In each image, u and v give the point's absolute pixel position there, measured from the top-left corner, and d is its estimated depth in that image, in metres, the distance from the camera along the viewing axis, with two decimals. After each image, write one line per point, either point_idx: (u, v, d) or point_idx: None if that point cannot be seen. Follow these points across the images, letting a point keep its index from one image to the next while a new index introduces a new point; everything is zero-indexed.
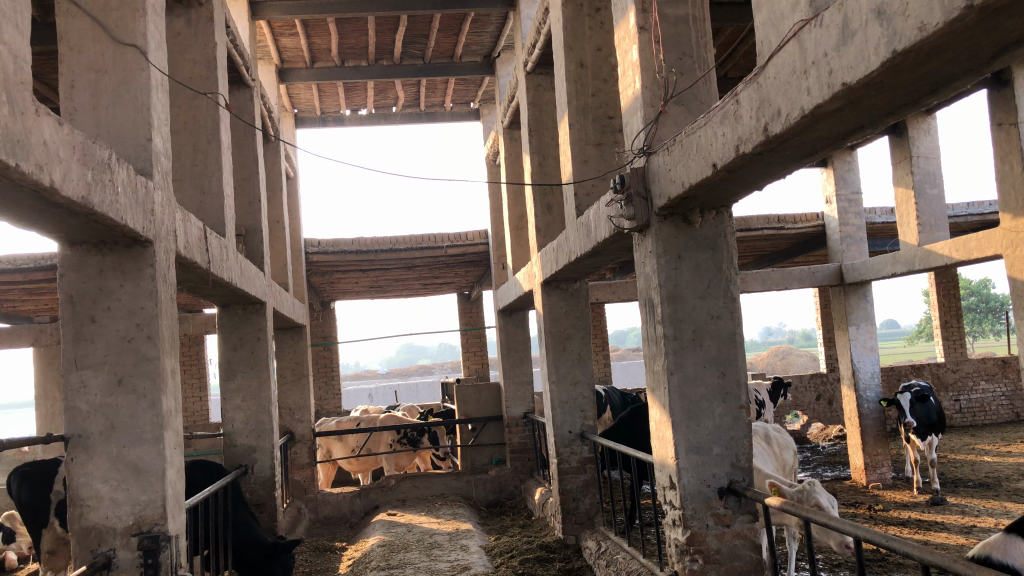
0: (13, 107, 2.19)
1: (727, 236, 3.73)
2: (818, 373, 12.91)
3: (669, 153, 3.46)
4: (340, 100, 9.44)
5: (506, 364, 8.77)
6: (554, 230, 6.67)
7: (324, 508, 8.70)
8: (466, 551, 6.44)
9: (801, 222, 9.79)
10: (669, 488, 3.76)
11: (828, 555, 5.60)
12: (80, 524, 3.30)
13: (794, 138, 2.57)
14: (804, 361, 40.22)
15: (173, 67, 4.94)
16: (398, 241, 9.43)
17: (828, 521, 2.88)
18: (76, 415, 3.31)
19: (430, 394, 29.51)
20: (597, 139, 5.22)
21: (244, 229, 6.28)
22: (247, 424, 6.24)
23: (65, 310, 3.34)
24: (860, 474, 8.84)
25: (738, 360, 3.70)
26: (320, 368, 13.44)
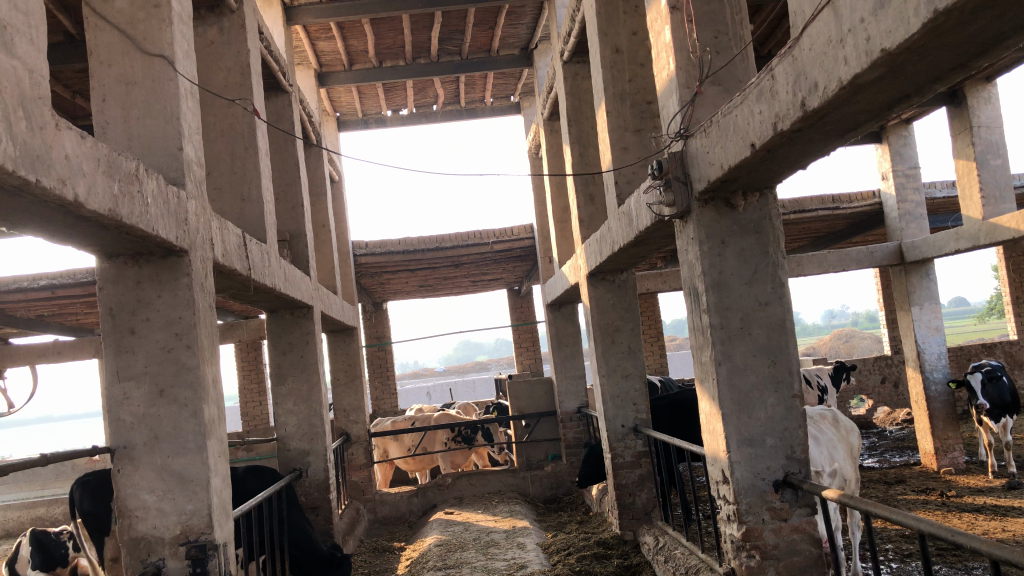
0: (31, 122, 2.18)
1: (773, 218, 3.57)
2: (882, 356, 12.52)
3: (707, 134, 3.33)
4: (380, 101, 9.45)
5: (558, 359, 8.71)
6: (598, 220, 6.55)
7: (382, 508, 8.73)
8: (522, 549, 6.37)
9: (857, 200, 9.47)
10: (722, 482, 3.63)
11: (896, 545, 5.37)
12: (129, 534, 3.33)
13: (835, 111, 2.43)
14: (869, 344, 39.16)
15: (208, 76, 4.95)
16: (444, 239, 9.40)
17: (890, 513, 2.73)
18: (121, 427, 3.34)
19: (487, 390, 29.57)
20: (636, 125, 5.08)
21: (289, 234, 6.29)
22: (300, 428, 6.27)
23: (105, 323, 3.36)
24: (930, 459, 8.52)
25: (789, 347, 3.54)
26: (375, 369, 13.52)
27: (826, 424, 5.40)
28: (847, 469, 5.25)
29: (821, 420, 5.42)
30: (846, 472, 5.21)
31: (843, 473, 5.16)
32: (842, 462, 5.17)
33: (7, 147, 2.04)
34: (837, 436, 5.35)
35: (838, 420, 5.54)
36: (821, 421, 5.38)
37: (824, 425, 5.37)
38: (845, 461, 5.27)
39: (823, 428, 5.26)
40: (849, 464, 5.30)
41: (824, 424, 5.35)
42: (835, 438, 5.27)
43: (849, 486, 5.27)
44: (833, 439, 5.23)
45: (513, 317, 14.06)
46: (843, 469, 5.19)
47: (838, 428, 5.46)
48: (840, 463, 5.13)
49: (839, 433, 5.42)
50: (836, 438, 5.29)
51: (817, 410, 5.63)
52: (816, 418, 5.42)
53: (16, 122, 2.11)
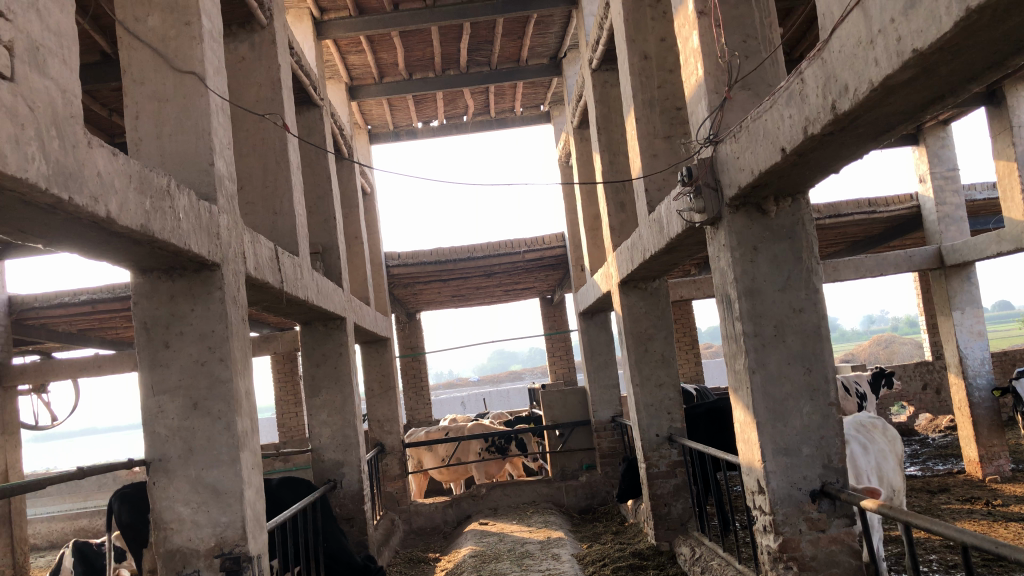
0: (63, 141, 2.22)
1: (806, 223, 3.51)
2: (923, 361, 12.30)
3: (737, 140, 3.28)
4: (411, 113, 9.50)
5: (592, 368, 8.70)
6: (629, 227, 6.51)
7: (417, 519, 8.75)
8: (557, 560, 6.33)
9: (894, 204, 9.32)
10: (758, 493, 3.56)
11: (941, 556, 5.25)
12: (165, 546, 3.36)
13: (867, 114, 2.38)
14: (910, 349, 38.46)
15: (240, 91, 5.01)
16: (475, 249, 9.41)
17: (931, 525, 2.66)
18: (156, 440, 3.37)
19: (521, 399, 29.54)
20: (666, 132, 5.05)
21: (321, 247, 6.33)
22: (334, 439, 6.29)
23: (140, 337, 3.41)
24: (975, 467, 8.30)
25: (825, 355, 3.48)
26: (409, 379, 13.57)
27: (878, 432, 5.29)
28: (896, 479, 5.14)
29: (873, 429, 5.29)
30: (895, 483, 5.11)
31: (892, 483, 5.05)
32: (892, 472, 5.06)
33: (40, 165, 2.08)
34: (889, 446, 5.23)
35: (888, 429, 5.42)
36: (873, 429, 5.26)
37: (876, 433, 5.26)
38: (895, 471, 5.16)
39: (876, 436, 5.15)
40: (899, 474, 5.19)
41: (875, 432, 5.22)
42: (887, 448, 5.16)
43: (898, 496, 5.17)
44: (885, 449, 5.12)
45: (546, 326, 14.03)
46: (892, 480, 5.08)
47: (889, 437, 5.34)
48: (889, 473, 5.02)
49: (890, 442, 5.29)
50: (888, 447, 5.18)
51: (865, 417, 5.50)
52: (867, 426, 5.29)
53: (50, 141, 2.15)
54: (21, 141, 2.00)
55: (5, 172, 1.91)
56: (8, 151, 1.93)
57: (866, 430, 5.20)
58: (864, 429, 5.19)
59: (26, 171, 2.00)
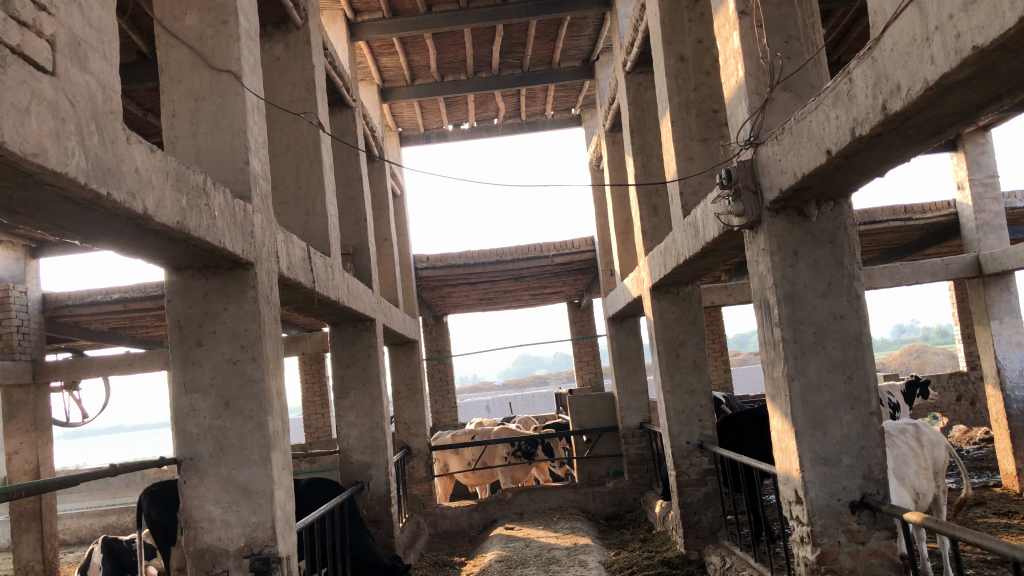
0: (103, 137, 2.21)
1: (848, 228, 3.44)
2: (958, 371, 12.17)
3: (778, 142, 3.22)
4: (442, 116, 9.50)
5: (619, 373, 8.63)
6: (662, 231, 6.45)
7: (442, 522, 8.72)
8: (585, 567, 6.26)
9: (931, 211, 9.16)
10: (795, 503, 3.48)
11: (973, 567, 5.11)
12: (195, 545, 3.34)
13: (919, 114, 2.31)
14: (942, 360, 37.88)
15: (274, 92, 5.02)
16: (504, 252, 9.38)
17: (979, 539, 2.57)
18: (187, 438, 3.37)
19: (547, 404, 29.47)
20: (702, 134, 4.99)
21: (352, 248, 6.33)
22: (362, 440, 6.28)
23: (173, 335, 3.41)
24: (1012, 480, 8.12)
25: (866, 362, 3.40)
26: (436, 382, 13.57)
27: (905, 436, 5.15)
28: (920, 484, 5.00)
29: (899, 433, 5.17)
30: (917, 487, 4.97)
31: (914, 486, 4.92)
32: (913, 475, 4.93)
33: (79, 160, 2.07)
34: (916, 450, 5.10)
35: (925, 435, 5.26)
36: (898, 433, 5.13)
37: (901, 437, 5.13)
38: (919, 476, 5.02)
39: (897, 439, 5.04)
40: (924, 479, 5.04)
41: (902, 435, 5.12)
42: (912, 452, 5.03)
43: (921, 501, 5.02)
44: (907, 452, 4.98)
45: (573, 331, 13.97)
46: (915, 484, 4.95)
47: (921, 442, 5.20)
48: (911, 476, 4.89)
49: (920, 447, 5.14)
50: (913, 451, 5.05)
51: (900, 423, 5.37)
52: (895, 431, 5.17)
53: (89, 136, 2.14)
54: (61, 135, 1.99)
55: (45, 166, 1.90)
56: (48, 145, 1.92)
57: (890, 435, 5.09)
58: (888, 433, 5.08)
59: (66, 166, 1.99)
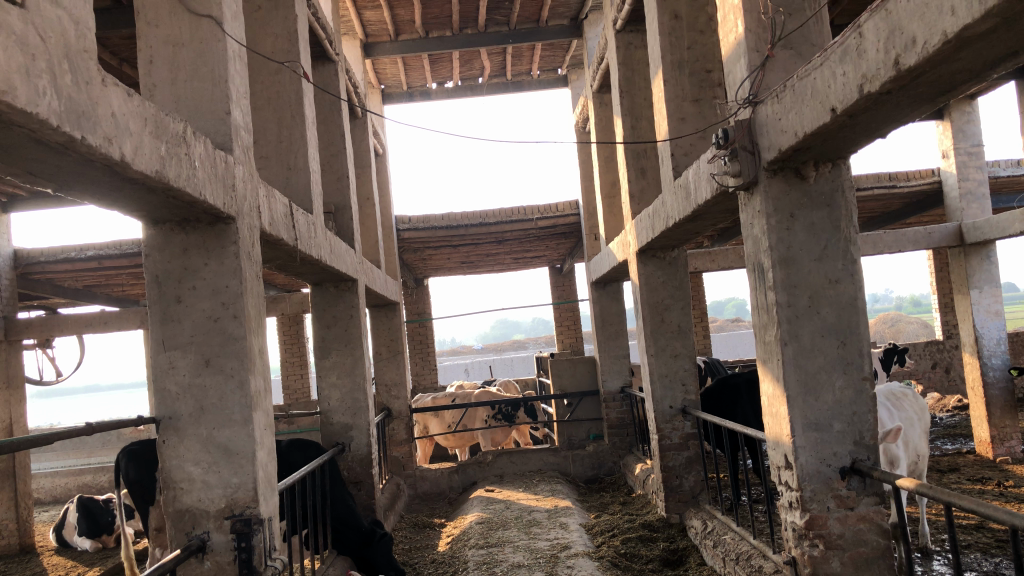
0: (76, 77, 2.08)
1: (845, 190, 3.38)
2: (934, 340, 12.31)
3: (779, 100, 3.13)
4: (425, 74, 9.31)
5: (601, 338, 8.61)
6: (650, 194, 6.38)
7: (422, 484, 8.71)
8: (566, 529, 6.26)
9: (915, 179, 9.15)
10: (784, 468, 3.46)
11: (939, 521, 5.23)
12: (174, 506, 3.27)
13: (931, 70, 2.24)
14: (916, 329, 38.39)
15: (255, 42, 4.83)
16: (487, 214, 9.23)
17: (975, 504, 2.55)
18: (166, 397, 3.27)
19: (526, 369, 29.54)
20: (694, 95, 4.89)
21: (334, 207, 6.21)
22: (343, 402, 6.19)
23: (151, 291, 3.29)
24: (986, 447, 8.21)
25: (860, 327, 3.36)
26: (416, 344, 13.51)
27: (902, 402, 5.19)
28: (921, 447, 5.02)
29: (899, 399, 5.20)
30: (919, 451, 4.98)
31: (915, 449, 4.93)
32: (915, 438, 4.93)
33: (51, 101, 1.94)
34: (914, 414, 5.14)
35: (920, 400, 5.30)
36: (895, 399, 5.14)
37: (899, 403, 5.16)
38: (920, 438, 5.04)
39: (893, 406, 5.06)
40: (924, 441, 5.06)
41: (901, 403, 5.14)
42: (912, 417, 5.06)
43: (921, 463, 5.02)
44: (905, 417, 5.01)
45: (554, 295, 13.92)
46: (917, 446, 4.96)
47: (918, 407, 5.24)
48: (914, 440, 4.91)
49: (918, 411, 5.18)
50: (913, 415, 5.07)
51: (895, 387, 5.40)
52: (896, 397, 5.23)
53: (62, 76, 2.01)
54: (31, 72, 1.87)
55: (14, 104, 1.78)
56: (17, 82, 1.80)
57: (890, 402, 5.12)
58: (888, 401, 5.11)
59: (37, 106, 1.87)
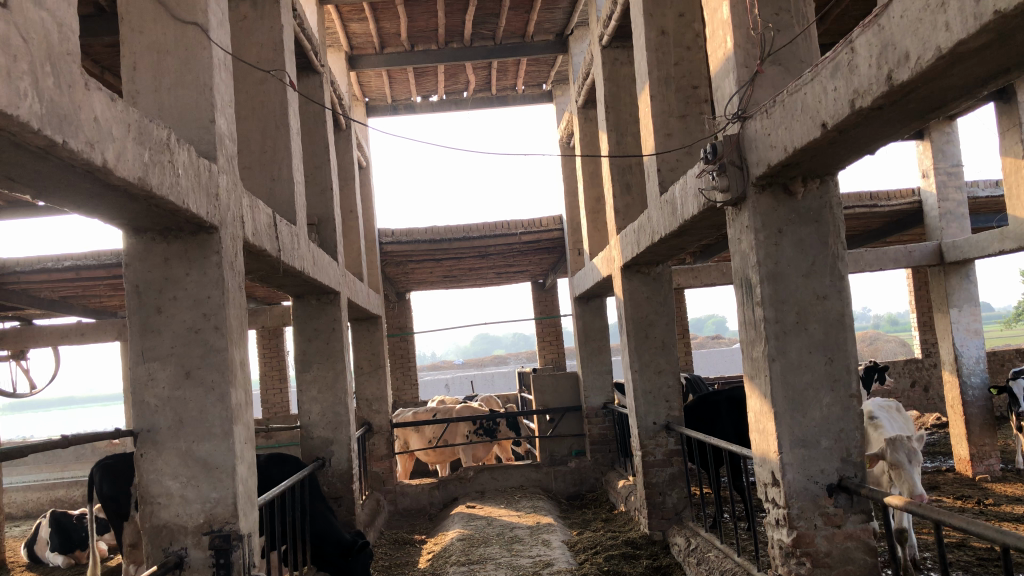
0: (58, 80, 2.03)
1: (833, 207, 3.38)
2: (913, 358, 12.40)
3: (768, 115, 3.13)
4: (410, 87, 9.30)
5: (584, 354, 8.56)
6: (635, 210, 6.39)
7: (403, 500, 8.62)
8: (548, 547, 6.20)
9: (895, 198, 9.23)
10: (771, 485, 3.43)
11: (922, 539, 5.23)
12: (151, 522, 3.18)
13: (924, 86, 2.25)
14: (894, 347, 38.76)
15: (240, 51, 4.79)
16: (471, 229, 9.21)
17: (965, 522, 2.53)
18: (144, 410, 3.20)
19: (508, 384, 29.44)
20: (681, 110, 4.91)
21: (317, 219, 6.15)
22: (324, 416, 6.12)
23: (130, 301, 3.23)
24: (965, 465, 8.24)
25: (848, 344, 3.35)
26: (397, 358, 13.43)
27: (895, 417, 5.34)
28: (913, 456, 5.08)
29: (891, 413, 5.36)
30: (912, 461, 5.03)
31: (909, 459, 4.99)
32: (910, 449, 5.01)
33: (33, 104, 1.90)
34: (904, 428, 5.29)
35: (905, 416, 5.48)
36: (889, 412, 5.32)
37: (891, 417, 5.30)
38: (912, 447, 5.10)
39: (886, 417, 5.23)
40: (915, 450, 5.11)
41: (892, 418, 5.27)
42: (904, 433, 5.26)
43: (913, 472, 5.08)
44: (897, 430, 5.20)
45: (537, 310, 13.90)
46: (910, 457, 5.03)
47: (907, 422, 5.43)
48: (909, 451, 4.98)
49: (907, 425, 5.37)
50: (904, 429, 5.25)
51: (883, 402, 5.56)
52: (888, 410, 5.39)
53: (44, 78, 1.96)
54: (13, 74, 1.82)
55: None
56: None
57: (884, 415, 5.30)
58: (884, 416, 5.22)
59: (19, 109, 1.82)
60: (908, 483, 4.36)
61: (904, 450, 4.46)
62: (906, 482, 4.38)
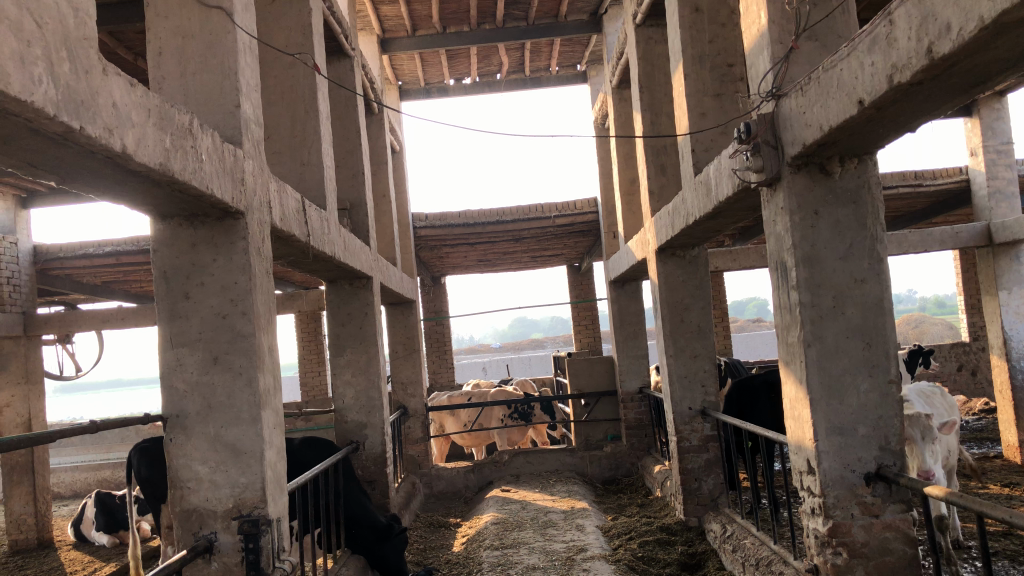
0: (75, 65, 2.01)
1: (871, 187, 3.26)
2: (960, 342, 12.10)
3: (803, 93, 3.02)
4: (443, 70, 9.25)
5: (620, 338, 8.47)
6: (669, 192, 6.28)
7: (438, 483, 8.63)
8: (582, 532, 6.16)
9: (941, 177, 8.96)
10: (807, 473, 3.35)
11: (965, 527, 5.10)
12: (181, 506, 3.21)
13: (967, 58, 2.14)
14: (940, 330, 37.96)
15: (268, 36, 4.78)
16: (505, 212, 9.17)
17: (1008, 514, 2.43)
18: (173, 395, 3.21)
19: (545, 367, 29.42)
20: (716, 89, 4.79)
21: (349, 203, 6.14)
22: (358, 400, 6.13)
23: (159, 287, 3.24)
24: (1014, 451, 8.03)
25: (887, 329, 3.24)
26: (433, 342, 13.47)
27: (933, 402, 5.23)
28: (952, 442, 4.94)
29: (930, 399, 5.26)
30: (950, 446, 4.91)
31: (947, 445, 4.86)
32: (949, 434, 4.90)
33: (48, 90, 1.88)
34: (943, 414, 5.18)
35: (947, 402, 5.35)
36: (927, 397, 5.23)
37: (929, 402, 5.20)
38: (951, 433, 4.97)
39: (924, 402, 5.10)
40: (955, 436, 4.97)
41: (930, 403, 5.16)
42: (942, 417, 5.14)
43: (952, 459, 4.95)
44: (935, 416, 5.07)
45: (573, 294, 13.82)
46: (949, 444, 4.90)
47: (948, 408, 5.32)
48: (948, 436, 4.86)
49: (947, 411, 5.27)
50: (942, 416, 5.12)
51: (925, 386, 5.44)
52: (927, 394, 5.30)
53: (59, 63, 1.95)
54: (26, 60, 1.80)
55: (6, 92, 1.71)
56: (10, 68, 1.73)
57: (922, 400, 5.18)
58: (921, 399, 5.12)
59: (32, 95, 1.81)
60: (917, 460, 4.34)
61: (920, 427, 4.37)
62: (916, 458, 4.36)
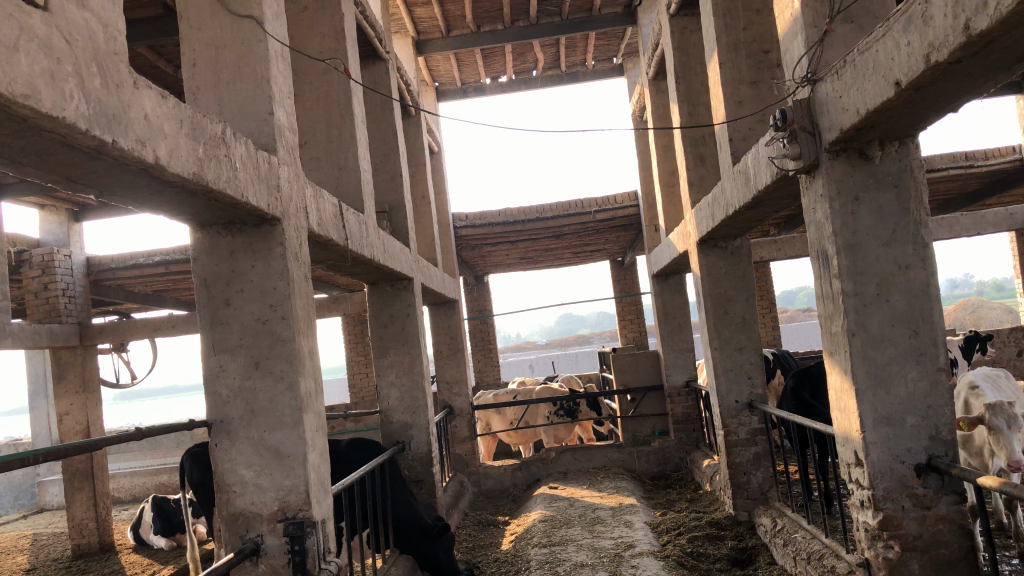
0: (106, 80, 2.05)
1: (914, 169, 3.16)
2: (1019, 326, 11.74)
3: (839, 76, 2.95)
4: (479, 69, 9.26)
5: (665, 332, 8.40)
6: (709, 182, 6.21)
7: (486, 481, 8.64)
8: (631, 528, 6.12)
9: (994, 157, 8.69)
10: (855, 465, 3.27)
11: None
12: (228, 509, 3.26)
13: (1006, 33, 2.08)
14: (999, 315, 36.90)
15: (302, 43, 4.84)
16: (545, 209, 9.15)
17: None
18: (218, 400, 3.27)
19: (592, 364, 29.28)
20: (752, 77, 4.71)
21: (388, 206, 6.19)
22: (403, 401, 6.18)
23: (200, 295, 3.29)
24: None
25: (934, 316, 3.14)
26: (478, 341, 13.50)
27: (1001, 385, 5.08)
28: None
29: (997, 381, 5.11)
30: None
31: None
32: None
33: (79, 104, 1.92)
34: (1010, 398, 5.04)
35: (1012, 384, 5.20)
36: (996, 380, 5.07)
37: (998, 385, 5.05)
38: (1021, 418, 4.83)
39: (992, 387, 4.95)
40: None
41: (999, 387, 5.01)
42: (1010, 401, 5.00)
43: None
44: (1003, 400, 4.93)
45: (617, 289, 13.74)
46: None
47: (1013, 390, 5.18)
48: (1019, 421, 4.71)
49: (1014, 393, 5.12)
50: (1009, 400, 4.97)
51: (990, 368, 5.29)
52: (994, 376, 5.16)
53: (90, 78, 1.98)
54: (57, 76, 1.84)
55: (38, 109, 1.75)
56: (41, 85, 1.77)
57: (990, 384, 5.03)
58: (989, 384, 4.97)
59: (64, 110, 1.85)
60: (1007, 451, 4.16)
61: (1005, 417, 4.21)
62: (1004, 449, 4.18)
